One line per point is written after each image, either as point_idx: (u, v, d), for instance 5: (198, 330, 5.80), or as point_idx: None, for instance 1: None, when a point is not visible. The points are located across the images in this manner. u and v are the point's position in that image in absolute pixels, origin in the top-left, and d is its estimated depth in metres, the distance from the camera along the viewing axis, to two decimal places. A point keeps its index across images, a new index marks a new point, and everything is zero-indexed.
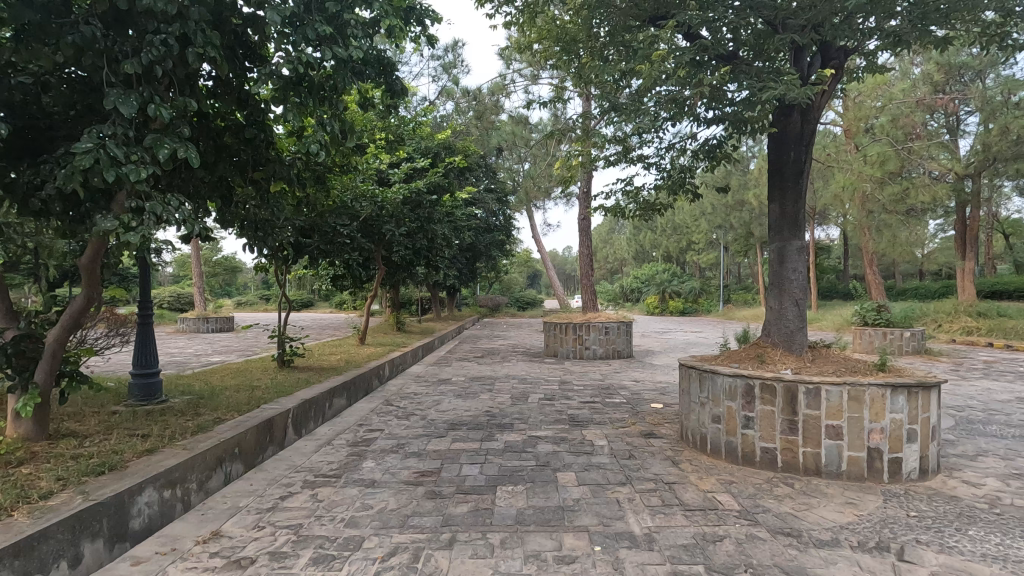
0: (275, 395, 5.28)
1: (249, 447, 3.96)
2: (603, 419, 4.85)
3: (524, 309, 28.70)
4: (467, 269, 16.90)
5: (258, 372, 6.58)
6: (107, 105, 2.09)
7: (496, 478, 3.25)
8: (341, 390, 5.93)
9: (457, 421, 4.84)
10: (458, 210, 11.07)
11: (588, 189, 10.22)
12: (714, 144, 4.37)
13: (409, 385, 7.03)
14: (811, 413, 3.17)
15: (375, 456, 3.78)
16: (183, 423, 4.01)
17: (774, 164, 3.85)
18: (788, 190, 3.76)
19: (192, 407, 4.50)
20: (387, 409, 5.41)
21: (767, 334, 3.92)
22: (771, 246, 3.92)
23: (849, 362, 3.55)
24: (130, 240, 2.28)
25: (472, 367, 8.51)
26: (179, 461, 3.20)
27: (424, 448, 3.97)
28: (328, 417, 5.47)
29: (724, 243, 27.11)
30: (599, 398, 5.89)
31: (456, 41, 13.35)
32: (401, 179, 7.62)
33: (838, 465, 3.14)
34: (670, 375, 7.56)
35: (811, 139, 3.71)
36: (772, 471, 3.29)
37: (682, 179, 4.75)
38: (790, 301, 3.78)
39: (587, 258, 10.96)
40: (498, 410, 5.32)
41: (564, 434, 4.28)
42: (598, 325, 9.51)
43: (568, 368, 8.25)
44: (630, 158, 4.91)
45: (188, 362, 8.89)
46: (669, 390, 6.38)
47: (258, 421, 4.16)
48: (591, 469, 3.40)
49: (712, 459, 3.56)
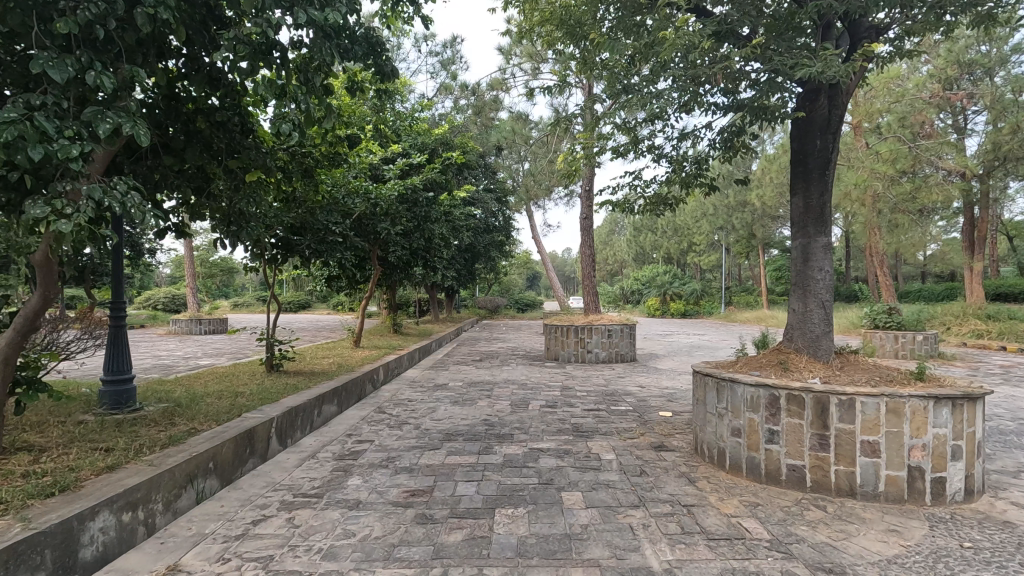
0: (260, 402, 4.97)
1: (227, 460, 3.66)
2: (609, 429, 4.53)
3: (523, 310, 28.40)
4: (467, 270, 16.60)
5: (245, 377, 6.25)
6: (35, 68, 1.82)
7: (495, 499, 2.93)
8: (332, 396, 5.63)
9: (453, 431, 4.51)
10: (456, 209, 10.77)
11: (590, 187, 9.90)
12: (732, 133, 4.05)
13: (404, 390, 6.70)
14: (844, 427, 2.86)
15: (362, 472, 3.45)
16: (153, 434, 3.69)
17: (797, 154, 3.55)
18: (813, 182, 3.45)
19: (166, 415, 4.17)
20: (379, 417, 5.08)
21: (788, 338, 3.61)
22: (794, 244, 3.60)
23: (882, 370, 3.23)
24: (64, 227, 2.01)
25: (470, 371, 8.19)
26: (142, 479, 2.88)
27: (417, 462, 3.65)
28: (316, 425, 5.15)
29: (725, 244, 26.79)
30: (604, 405, 5.57)
31: (454, 36, 13.03)
32: (395, 175, 7.32)
33: (874, 485, 2.83)
34: (676, 380, 7.25)
35: (839, 127, 3.40)
36: (800, 492, 2.98)
37: (694, 172, 4.45)
38: (815, 303, 3.46)
39: (589, 258, 10.64)
40: (497, 418, 5.00)
41: (568, 447, 3.96)
42: (601, 327, 9.19)
43: (570, 373, 7.93)
44: (639, 149, 4.61)
45: (175, 365, 8.56)
46: (677, 396, 6.06)
47: (236, 431, 3.83)
48: (599, 489, 3.08)
49: (731, 476, 3.24)
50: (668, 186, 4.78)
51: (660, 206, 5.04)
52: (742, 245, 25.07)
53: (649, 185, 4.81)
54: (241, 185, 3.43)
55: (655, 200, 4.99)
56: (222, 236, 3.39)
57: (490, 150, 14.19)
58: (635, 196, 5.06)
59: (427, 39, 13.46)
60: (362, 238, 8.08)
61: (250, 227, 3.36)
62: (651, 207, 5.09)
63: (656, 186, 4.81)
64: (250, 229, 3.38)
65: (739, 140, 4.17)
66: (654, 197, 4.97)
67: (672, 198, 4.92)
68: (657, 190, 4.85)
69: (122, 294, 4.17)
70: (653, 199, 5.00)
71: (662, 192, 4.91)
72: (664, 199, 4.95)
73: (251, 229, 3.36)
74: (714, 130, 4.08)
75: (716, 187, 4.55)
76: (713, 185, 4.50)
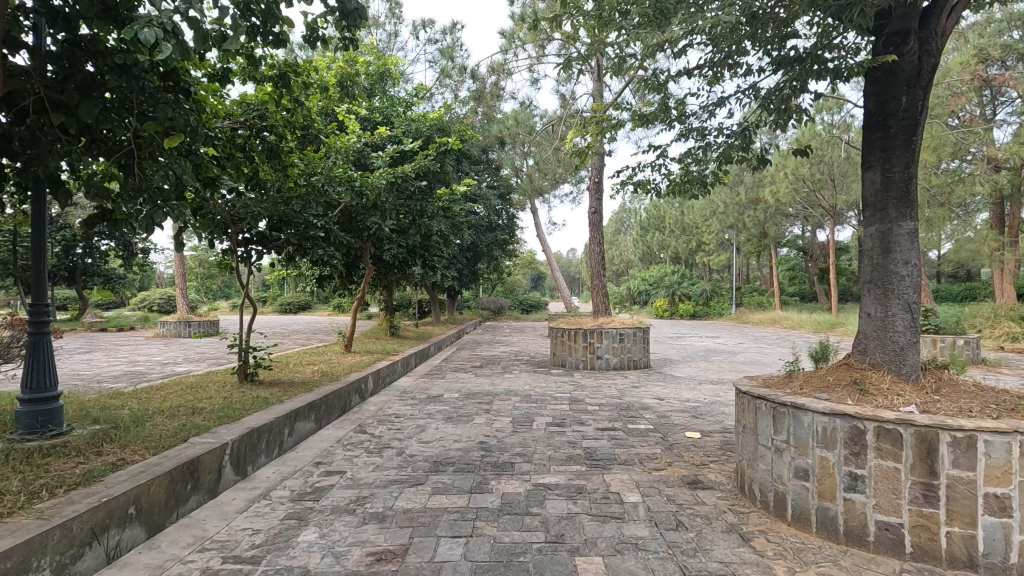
0: (216, 421, 4.23)
1: (157, 501, 2.95)
2: (630, 457, 3.77)
3: (528, 311, 27.55)
4: (468, 270, 15.88)
5: (213, 389, 5.51)
6: None
7: (487, 568, 2.20)
8: (308, 411, 4.91)
9: (442, 459, 3.78)
10: (456, 205, 10.04)
11: (599, 178, 9.15)
12: (786, 97, 3.31)
13: (392, 403, 5.97)
14: (959, 475, 2.11)
15: (320, 522, 2.72)
16: (66, 470, 2.98)
17: (874, 115, 2.80)
18: (895, 151, 2.70)
19: (95, 442, 3.44)
20: (359, 440, 4.35)
21: (859, 349, 2.87)
22: (868, 229, 2.85)
23: (995, 396, 2.46)
24: None
25: (469, 379, 7.45)
26: (18, 541, 2.15)
27: (392, 505, 2.92)
28: (286, 447, 4.44)
29: (737, 243, 25.89)
30: (620, 423, 4.80)
31: (455, 23, 12.26)
32: (385, 163, 6.60)
33: (1003, 556, 2.07)
34: (697, 392, 6.49)
35: (932, 80, 2.64)
36: (896, 560, 2.23)
37: (741, 144, 3.73)
38: (898, 305, 2.71)
39: (597, 257, 9.85)
40: (495, 440, 4.26)
41: (581, 483, 3.22)
42: (611, 331, 8.43)
43: (579, 382, 7.18)
44: (669, 116, 3.89)
45: (148, 373, 7.84)
46: (703, 412, 5.29)
47: (172, 464, 3.13)
48: (625, 551, 2.33)
49: (797, 532, 2.49)
50: (700, 159, 4.02)
51: (692, 188, 4.23)
52: (754, 243, 24.20)
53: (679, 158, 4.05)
54: (159, 153, 2.67)
55: (686, 178, 4.18)
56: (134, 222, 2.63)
57: (493, 143, 13.41)
58: (665, 174, 4.31)
59: (427, 26, 12.80)
60: (349, 234, 7.32)
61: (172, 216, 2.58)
62: (684, 189, 4.32)
63: (693, 158, 4.04)
64: (172, 216, 2.60)
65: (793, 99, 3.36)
66: (687, 171, 4.12)
67: (710, 176, 4.10)
68: (692, 165, 4.07)
69: (43, 293, 3.44)
70: (684, 174, 4.17)
71: (700, 167, 4.06)
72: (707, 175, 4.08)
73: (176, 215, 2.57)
74: (759, 92, 3.38)
75: (766, 164, 3.77)
76: (764, 157, 3.72)
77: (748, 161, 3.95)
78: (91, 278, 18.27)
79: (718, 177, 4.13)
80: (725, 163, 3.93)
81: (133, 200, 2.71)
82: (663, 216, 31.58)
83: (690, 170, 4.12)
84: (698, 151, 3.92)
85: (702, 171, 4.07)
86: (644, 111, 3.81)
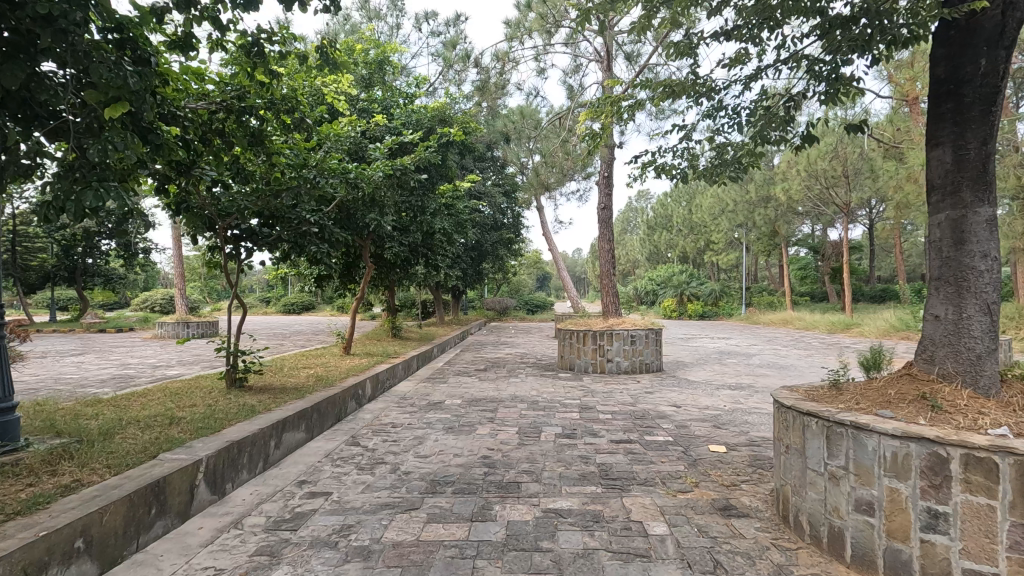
0: (193, 433, 3.84)
1: (114, 530, 2.59)
2: (650, 477, 3.35)
3: (533, 312, 27.18)
4: (473, 270, 15.52)
5: (198, 397, 5.13)
6: None
7: None
8: (298, 420, 4.54)
9: (440, 478, 3.39)
10: (460, 202, 9.67)
11: (609, 172, 8.74)
12: (836, 70, 2.96)
13: (390, 411, 5.59)
14: None
15: (294, 559, 2.33)
16: (9, 494, 2.60)
17: (945, 82, 2.39)
18: (971, 124, 2.29)
19: (52, 460, 3.07)
20: (350, 453, 3.97)
21: (925, 357, 2.46)
22: (936, 216, 2.44)
23: None
24: None
25: (473, 384, 7.07)
26: None
27: (380, 537, 2.53)
28: (272, 460, 4.06)
29: (747, 242, 25.42)
30: (636, 435, 4.39)
31: (458, 14, 11.87)
32: (382, 154, 6.25)
33: None
34: (716, 398, 6.08)
35: (1017, 39, 2.24)
36: None
37: (782, 121, 3.42)
38: (973, 305, 2.31)
39: (607, 255, 9.43)
40: (500, 454, 3.88)
41: (597, 509, 2.82)
42: (622, 332, 8.01)
43: (588, 387, 6.78)
44: (697, 92, 3.59)
45: (137, 377, 7.48)
46: (726, 422, 4.88)
47: (133, 487, 2.76)
48: None
49: None
50: (733, 136, 3.77)
51: (727, 170, 3.95)
52: (764, 243, 23.67)
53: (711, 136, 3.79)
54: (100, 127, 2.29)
55: (719, 158, 3.91)
56: (66, 206, 2.27)
57: (498, 139, 13.01)
58: (695, 152, 4.05)
59: (429, 18, 12.43)
60: (350, 231, 6.98)
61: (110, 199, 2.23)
62: (712, 172, 4.00)
63: (726, 135, 3.77)
64: (110, 196, 2.25)
65: (844, 70, 3.02)
66: (719, 147, 3.86)
67: (746, 156, 3.81)
68: (724, 143, 3.81)
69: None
70: (717, 154, 3.89)
71: (737, 144, 3.80)
72: (744, 155, 3.81)
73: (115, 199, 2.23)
74: (800, 60, 3.04)
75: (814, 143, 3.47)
76: (809, 136, 3.41)
77: (789, 140, 3.66)
78: (92, 279, 18.03)
79: (755, 158, 3.84)
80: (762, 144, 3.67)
81: (67, 179, 2.31)
82: (671, 215, 31.21)
83: (723, 149, 3.86)
84: (732, 129, 3.64)
85: (737, 150, 3.80)
86: (671, 85, 3.51)
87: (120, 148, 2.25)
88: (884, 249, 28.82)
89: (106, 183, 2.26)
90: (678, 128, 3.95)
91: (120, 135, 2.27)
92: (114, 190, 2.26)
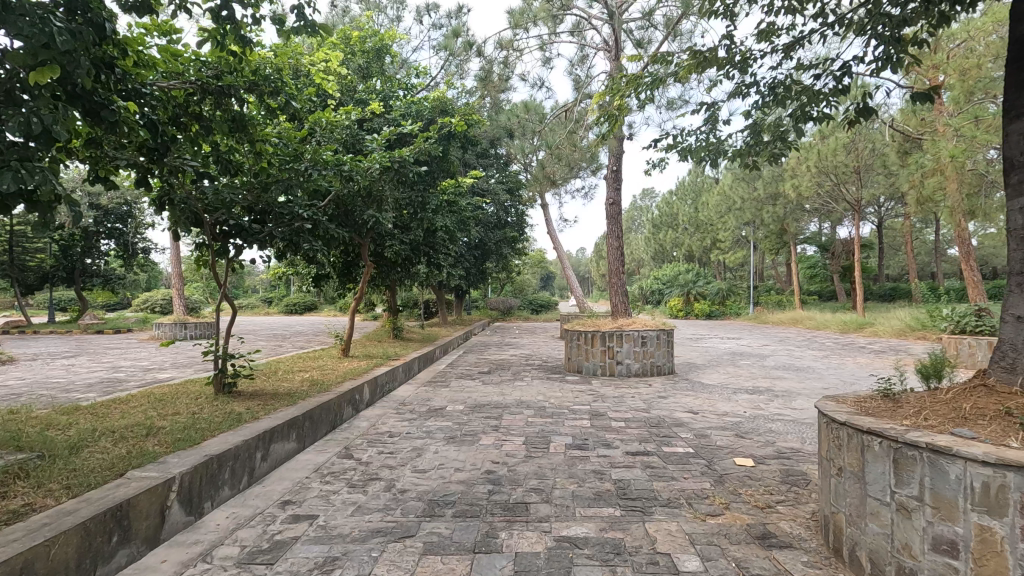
0: (170, 446, 3.50)
1: (66, 566, 2.25)
2: (673, 497, 3.00)
3: (537, 312, 26.82)
4: (476, 269, 15.19)
5: (183, 403, 4.80)
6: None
7: None
8: (289, 429, 4.20)
9: (440, 497, 3.04)
10: (462, 199, 9.34)
11: (618, 165, 8.39)
12: (895, 31, 2.73)
13: (388, 419, 5.25)
14: None
15: None
16: None
17: None
18: None
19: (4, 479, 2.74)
20: (342, 468, 3.63)
21: (1004, 367, 2.11)
22: (1017, 202, 2.09)
23: None
24: None
25: (476, 388, 6.72)
26: None
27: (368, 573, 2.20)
28: (257, 475, 3.73)
29: (754, 240, 24.97)
30: (654, 446, 4.03)
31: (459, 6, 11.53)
32: (380, 146, 5.93)
33: None
34: (734, 404, 5.73)
35: None
36: None
37: (832, 93, 3.25)
38: None
39: (616, 252, 9.07)
40: (506, 468, 3.53)
41: (618, 539, 2.47)
42: (632, 334, 7.65)
43: (598, 391, 6.44)
44: (730, 63, 3.39)
45: (126, 381, 7.16)
46: (749, 431, 4.52)
47: (91, 513, 2.43)
48: None
49: None
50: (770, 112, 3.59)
51: (761, 151, 3.69)
52: (771, 241, 23.20)
53: (745, 113, 3.62)
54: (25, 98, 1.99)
55: (754, 139, 3.65)
56: None
57: (501, 134, 12.70)
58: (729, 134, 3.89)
59: (432, 9, 12.11)
60: (346, 229, 6.66)
61: (33, 181, 1.95)
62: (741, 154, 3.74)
63: (761, 110, 3.53)
64: (31, 179, 1.96)
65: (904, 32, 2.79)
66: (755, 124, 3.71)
67: (782, 135, 3.55)
68: (758, 121, 3.56)
69: None
70: (752, 133, 3.64)
71: (774, 123, 3.56)
72: (781, 135, 3.59)
73: (38, 181, 1.96)
74: (851, 22, 2.81)
75: (872, 114, 3.29)
76: (868, 107, 3.26)
77: (829, 116, 3.42)
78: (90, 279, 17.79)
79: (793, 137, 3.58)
80: (804, 122, 3.44)
81: None
82: (678, 214, 30.87)
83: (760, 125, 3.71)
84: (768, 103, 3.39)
85: (772, 129, 3.54)
86: (700, 53, 3.39)
87: (47, 123, 1.93)
88: (893, 247, 28.36)
89: (31, 165, 1.98)
90: (705, 107, 3.82)
91: (48, 108, 1.96)
92: (41, 171, 1.98)
